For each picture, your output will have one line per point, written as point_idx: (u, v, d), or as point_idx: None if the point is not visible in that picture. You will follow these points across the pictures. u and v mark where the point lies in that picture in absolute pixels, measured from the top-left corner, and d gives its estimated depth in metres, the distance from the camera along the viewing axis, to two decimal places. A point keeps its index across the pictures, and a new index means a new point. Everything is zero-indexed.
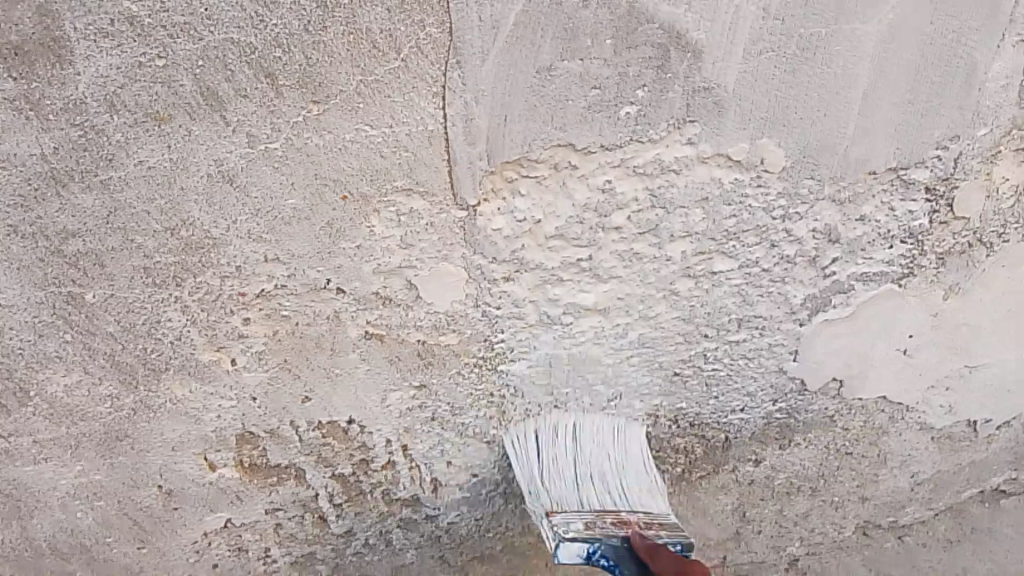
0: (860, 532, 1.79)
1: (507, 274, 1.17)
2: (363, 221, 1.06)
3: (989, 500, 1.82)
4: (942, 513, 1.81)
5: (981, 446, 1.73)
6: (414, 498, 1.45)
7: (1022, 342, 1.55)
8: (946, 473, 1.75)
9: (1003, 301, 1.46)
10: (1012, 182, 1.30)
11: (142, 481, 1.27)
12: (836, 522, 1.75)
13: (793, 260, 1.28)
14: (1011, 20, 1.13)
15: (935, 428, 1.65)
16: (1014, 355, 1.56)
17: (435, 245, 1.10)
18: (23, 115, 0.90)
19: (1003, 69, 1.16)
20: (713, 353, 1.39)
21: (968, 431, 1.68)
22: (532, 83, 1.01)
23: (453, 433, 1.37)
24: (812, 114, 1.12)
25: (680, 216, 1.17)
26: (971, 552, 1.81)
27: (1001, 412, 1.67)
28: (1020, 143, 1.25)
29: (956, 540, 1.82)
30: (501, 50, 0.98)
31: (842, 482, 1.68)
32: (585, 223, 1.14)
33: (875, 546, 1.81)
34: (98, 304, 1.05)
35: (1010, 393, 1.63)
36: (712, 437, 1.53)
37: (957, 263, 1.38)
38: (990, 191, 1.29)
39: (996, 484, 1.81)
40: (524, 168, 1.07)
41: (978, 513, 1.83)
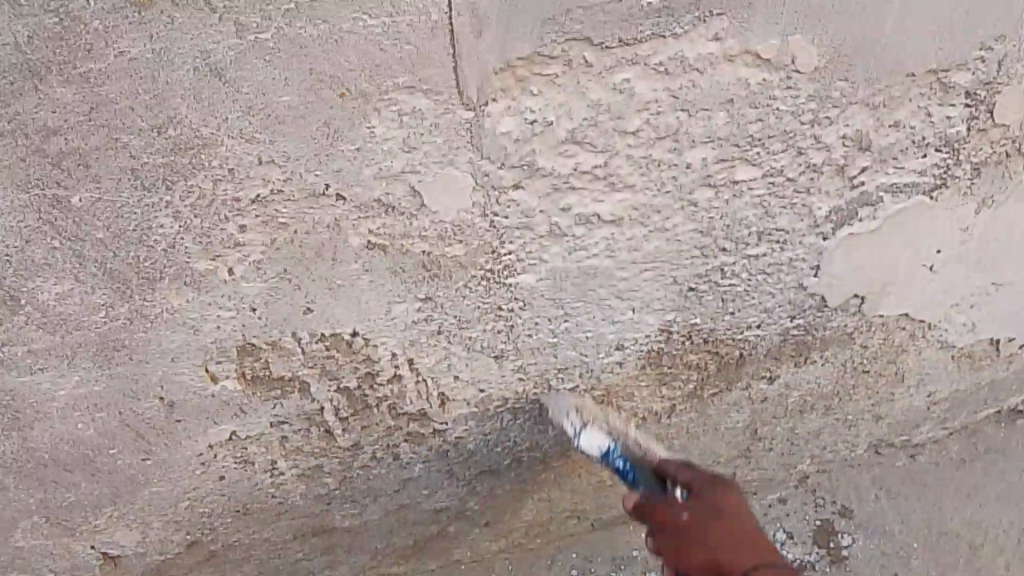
0: (872, 451, 1.80)
1: (517, 182, 1.11)
2: (363, 122, 0.99)
3: (1005, 420, 1.85)
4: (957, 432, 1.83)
5: (1002, 365, 1.70)
6: (421, 412, 1.42)
7: None
8: (963, 390, 1.72)
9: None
10: None
11: (142, 392, 1.24)
12: (848, 440, 1.75)
13: (821, 169, 1.21)
14: None
15: (956, 345, 1.60)
16: None
17: (440, 148, 1.04)
18: None
19: None
20: (732, 269, 1.33)
21: (989, 349, 1.64)
22: None
23: (461, 348, 1.33)
24: (848, 9, 1.05)
25: (702, 119, 1.10)
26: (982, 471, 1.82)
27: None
28: None
29: (969, 459, 1.82)
30: None
31: (856, 400, 1.66)
32: (600, 126, 1.07)
33: (886, 465, 1.82)
34: (86, 208, 1.00)
35: None
36: (727, 354, 1.50)
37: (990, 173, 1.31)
38: None
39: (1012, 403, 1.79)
40: (536, 66, 0.99)
41: (992, 433, 1.85)
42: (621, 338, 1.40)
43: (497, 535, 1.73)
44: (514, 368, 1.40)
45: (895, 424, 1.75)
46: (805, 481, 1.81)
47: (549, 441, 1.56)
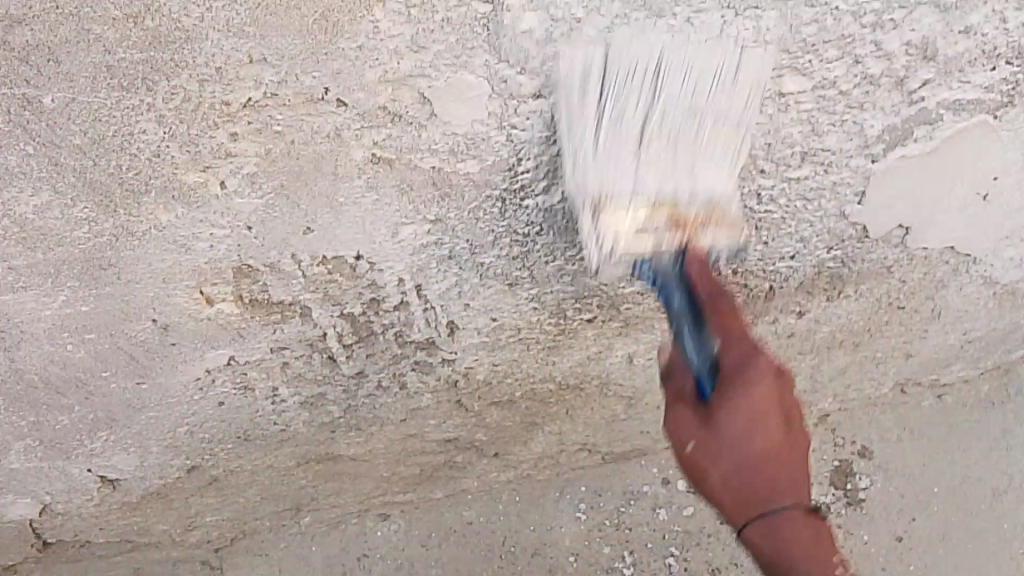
0: (898, 389, 1.71)
1: (538, 90, 1.00)
2: (366, 14, 0.87)
3: None
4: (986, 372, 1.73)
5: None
6: (430, 341, 1.35)
7: None
8: (1003, 330, 1.62)
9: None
10: None
11: (133, 314, 1.17)
12: (875, 378, 1.66)
13: (877, 81, 1.09)
14: None
15: (1002, 281, 1.50)
16: None
17: (452, 49, 0.93)
18: None
19: None
20: (768, 195, 1.23)
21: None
22: None
23: (473, 275, 1.24)
24: None
25: (750, 19, 0.99)
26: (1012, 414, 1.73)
27: None
28: None
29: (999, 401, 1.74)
30: None
31: (889, 337, 1.57)
32: (635, 23, 0.97)
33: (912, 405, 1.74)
34: (59, 111, 0.90)
35: None
36: (757, 286, 1.40)
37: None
38: None
39: None
40: None
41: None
42: (645, 268, 1.30)
43: (507, 467, 1.67)
44: (530, 296, 1.31)
45: (926, 363, 1.66)
46: (824, 419, 1.72)
47: (563, 373, 1.48)
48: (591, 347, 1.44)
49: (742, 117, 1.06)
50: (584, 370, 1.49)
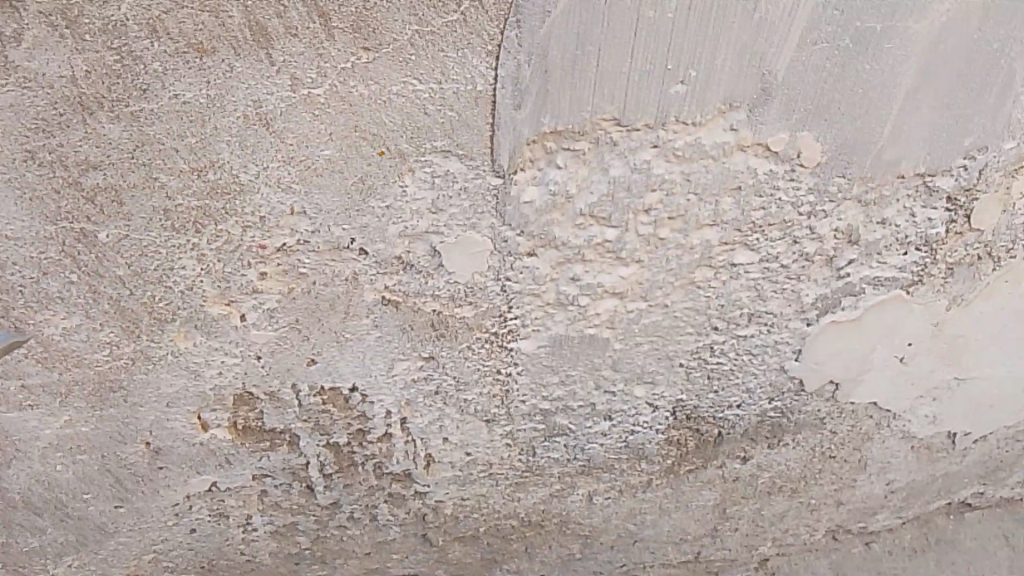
0: (829, 535, 1.79)
1: (532, 249, 1.14)
2: (396, 179, 1.01)
3: (954, 512, 1.82)
4: (909, 521, 1.80)
5: (962, 462, 1.73)
6: (406, 473, 1.41)
7: (1013, 357, 1.56)
8: (919, 483, 1.74)
9: (1001, 311, 1.47)
10: None
11: (130, 437, 1.21)
12: (809, 525, 1.75)
13: (812, 258, 1.29)
14: None
15: (917, 437, 1.65)
16: (1003, 369, 1.58)
17: (466, 211, 1.07)
18: (57, 31, 0.85)
19: None
20: (720, 348, 1.40)
21: (946, 442, 1.68)
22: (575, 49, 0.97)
23: (455, 410, 1.34)
24: (854, 111, 1.11)
25: (710, 203, 1.16)
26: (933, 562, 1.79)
27: (981, 426, 1.67)
28: None
29: (921, 549, 1.80)
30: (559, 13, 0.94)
31: (822, 486, 1.69)
32: (616, 203, 1.12)
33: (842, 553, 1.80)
34: (111, 246, 0.99)
35: (998, 407, 1.64)
36: (706, 431, 1.54)
37: (963, 272, 1.39)
38: (1007, 205, 1.30)
39: (964, 497, 1.80)
40: (566, 139, 1.04)
41: (942, 525, 1.82)
42: (610, 408, 1.44)
43: None
44: (504, 433, 1.41)
45: (856, 509, 1.75)
46: (764, 563, 1.79)
47: (526, 510, 1.56)
48: (554, 484, 1.53)
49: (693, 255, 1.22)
50: (545, 508, 1.56)
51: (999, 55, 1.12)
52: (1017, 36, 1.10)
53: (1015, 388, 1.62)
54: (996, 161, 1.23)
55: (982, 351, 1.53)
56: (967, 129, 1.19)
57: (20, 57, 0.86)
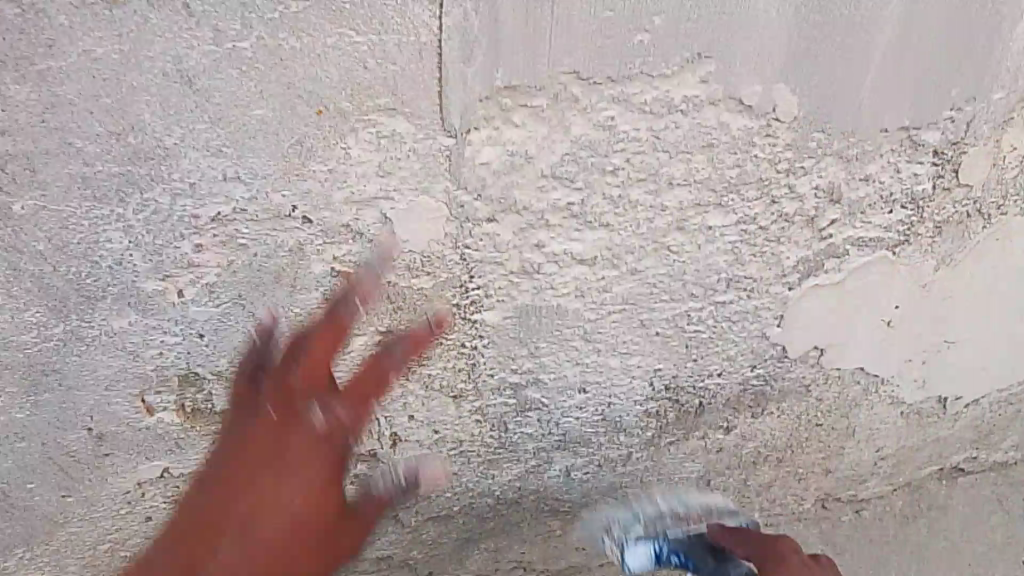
0: (818, 504, 1.75)
1: (491, 215, 1.07)
2: (339, 141, 0.93)
3: (946, 477, 1.77)
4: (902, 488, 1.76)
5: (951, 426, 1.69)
6: (371, 452, 1.36)
7: (1004, 318, 1.50)
8: (911, 449, 1.70)
9: (991, 270, 1.41)
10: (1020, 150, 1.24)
11: (71, 422, 1.14)
12: (797, 493, 1.71)
13: (792, 219, 1.22)
14: None
15: (905, 403, 1.60)
16: (993, 331, 1.52)
17: (416, 175, 0.99)
18: None
19: None
20: (698, 316, 1.33)
21: (937, 408, 1.63)
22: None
23: (418, 384, 1.28)
24: (833, 62, 1.03)
25: (682, 162, 1.08)
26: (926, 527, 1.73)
27: (970, 390, 1.61)
28: None
29: (912, 515, 1.75)
30: None
31: (808, 453, 1.65)
32: (580, 163, 1.04)
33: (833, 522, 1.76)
34: (28, 218, 0.91)
35: (987, 370, 1.58)
36: (686, 402, 1.48)
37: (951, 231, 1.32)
38: (996, 159, 1.24)
39: (956, 462, 1.76)
40: (522, 95, 0.96)
41: (934, 489, 1.77)
42: (584, 381, 1.37)
43: None
44: (472, 408, 1.35)
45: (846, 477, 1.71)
46: None
47: (501, 487, 1.50)
48: (528, 461, 1.47)
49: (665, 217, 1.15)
50: (521, 484, 1.51)
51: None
52: None
53: (1004, 350, 1.56)
54: (984, 111, 1.16)
55: (970, 314, 1.47)
56: (952, 78, 1.11)
57: None
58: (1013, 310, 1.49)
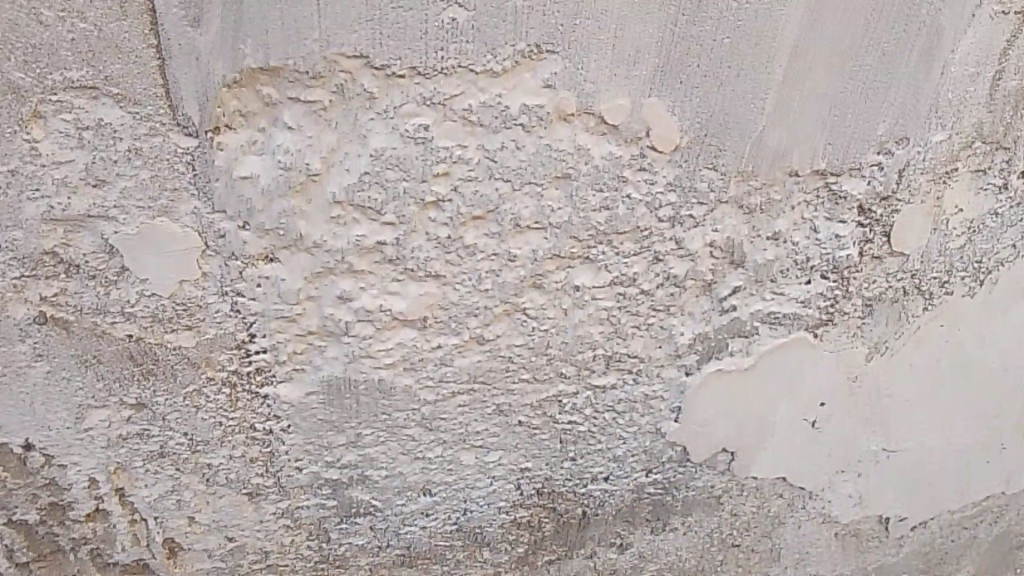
0: None
1: (269, 252, 0.80)
2: (17, 130, 0.68)
3: None
4: None
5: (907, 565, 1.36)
6: (143, 564, 1.03)
7: (957, 426, 1.23)
8: None
9: (934, 356, 1.15)
10: (964, 216, 1.02)
11: None
12: None
13: (682, 283, 0.96)
14: None
15: (840, 523, 1.29)
16: (945, 442, 1.24)
17: (147, 186, 0.73)
18: None
19: (972, 50, 0.88)
20: (571, 403, 1.05)
21: (880, 529, 1.31)
22: None
23: (194, 475, 0.96)
24: (719, 71, 0.80)
25: (531, 198, 0.83)
26: None
27: (922, 515, 1.31)
28: (981, 161, 0.97)
29: None
30: None
31: None
32: (388, 188, 0.78)
33: None
34: None
35: (942, 491, 1.29)
36: (566, 511, 1.18)
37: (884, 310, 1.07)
38: (937, 224, 1.01)
39: None
40: (293, 86, 0.72)
41: None
42: (427, 480, 1.08)
43: None
44: (280, 510, 1.04)
45: None
46: None
47: None
48: None
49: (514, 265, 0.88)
50: None
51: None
52: None
53: (961, 467, 1.27)
54: (915, 157, 0.94)
55: (912, 412, 1.20)
56: (875, 108, 0.88)
57: None
58: (966, 412, 1.22)
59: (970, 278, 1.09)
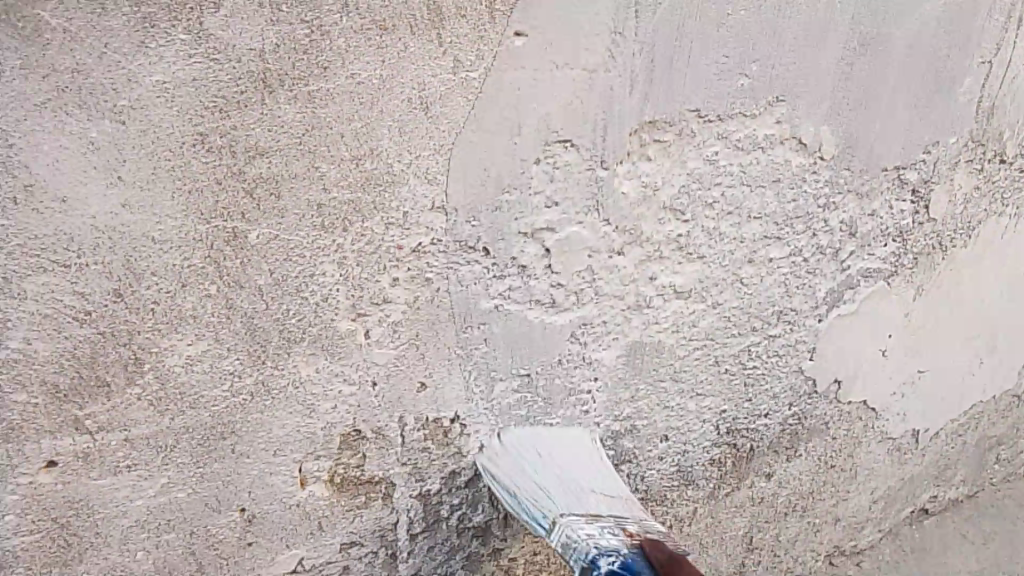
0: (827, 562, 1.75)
1: (621, 247, 1.18)
2: (525, 171, 1.05)
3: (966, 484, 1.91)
4: (923, 514, 1.86)
5: (930, 475, 1.80)
6: (486, 525, 1.31)
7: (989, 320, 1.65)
8: (926, 470, 1.79)
9: (959, 293, 1.57)
10: (983, 176, 1.48)
11: (225, 503, 1.06)
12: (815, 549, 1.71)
13: (825, 251, 1.36)
14: (978, 42, 1.32)
15: (893, 439, 1.67)
16: (968, 338, 1.64)
17: (575, 206, 1.11)
18: (256, 1, 0.82)
19: (971, 85, 1.35)
20: (755, 351, 1.40)
21: (912, 441, 1.70)
22: (671, 41, 1.07)
23: (536, 438, 1.29)
24: (854, 110, 1.26)
25: (758, 196, 1.25)
26: (948, 527, 1.88)
27: (933, 418, 1.71)
28: (973, 153, 1.43)
29: (941, 526, 1.87)
30: (669, 3, 1.04)
31: (848, 505, 1.69)
32: (692, 196, 1.19)
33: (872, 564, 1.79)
34: (259, 247, 0.92)
35: (947, 397, 1.70)
36: (742, 444, 1.48)
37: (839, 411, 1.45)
38: (973, 169, 1.45)
39: (965, 479, 1.90)
40: (657, 129, 1.12)
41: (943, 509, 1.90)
42: (667, 426, 1.39)
43: None
44: None
45: (875, 520, 1.77)
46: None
47: None
48: None
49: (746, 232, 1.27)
50: None
51: (948, 58, 1.30)
52: (956, 44, 1.30)
53: (964, 377, 1.70)
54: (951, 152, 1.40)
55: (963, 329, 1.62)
56: (929, 126, 1.35)
57: (217, 25, 0.81)
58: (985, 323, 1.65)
59: (992, 217, 1.53)
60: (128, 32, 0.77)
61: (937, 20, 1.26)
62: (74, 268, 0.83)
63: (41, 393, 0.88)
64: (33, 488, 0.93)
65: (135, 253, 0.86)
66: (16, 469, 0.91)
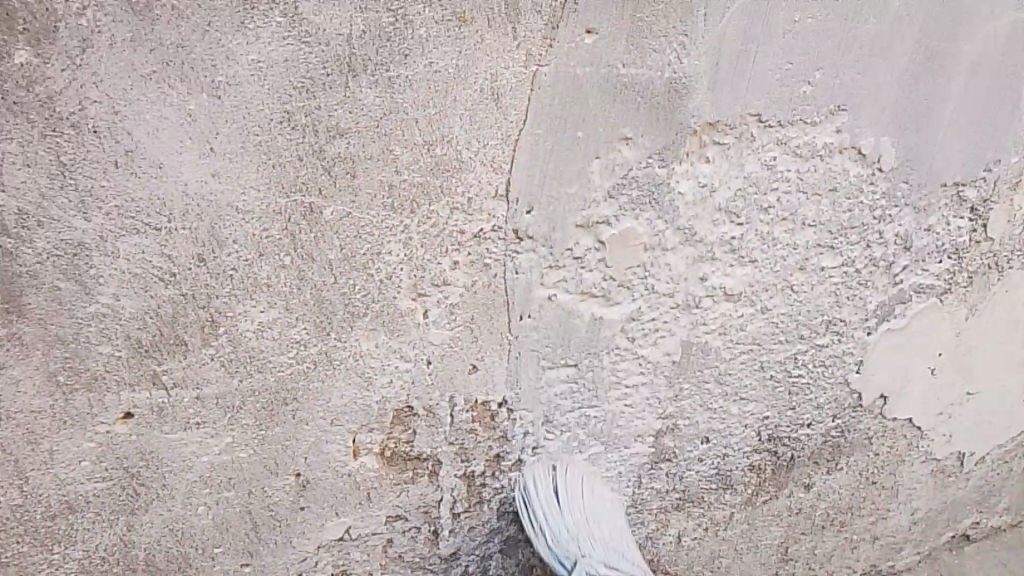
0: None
1: (675, 246, 1.20)
2: (586, 164, 1.08)
3: (1012, 514, 1.87)
4: (963, 540, 1.84)
5: (974, 501, 1.78)
6: None
7: None
8: (970, 495, 1.77)
9: (1015, 317, 1.56)
10: None
11: (281, 466, 1.11)
12: (848, 565, 1.70)
13: (878, 263, 1.37)
14: None
15: (936, 459, 1.66)
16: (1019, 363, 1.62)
17: (632, 203, 1.14)
18: None
19: None
20: (801, 359, 1.40)
21: (956, 463, 1.69)
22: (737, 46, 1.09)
23: (582, 430, 1.31)
24: (915, 124, 1.27)
25: (813, 203, 1.26)
26: (986, 555, 1.85)
27: (977, 442, 1.69)
28: None
29: (979, 554, 1.85)
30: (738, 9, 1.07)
31: (885, 523, 1.69)
32: (747, 199, 1.21)
33: None
34: (332, 223, 0.98)
35: (993, 423, 1.68)
36: (780, 454, 1.48)
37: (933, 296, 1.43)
38: None
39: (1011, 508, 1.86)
40: (718, 131, 1.14)
41: (986, 537, 1.87)
42: (708, 428, 1.40)
43: None
44: (618, 459, 1.36)
45: (914, 540, 1.75)
46: None
47: None
48: (648, 524, 1.45)
49: (799, 239, 1.28)
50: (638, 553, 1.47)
51: (1015, 78, 1.30)
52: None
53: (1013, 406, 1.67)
54: (1012, 173, 1.40)
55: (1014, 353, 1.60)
56: (992, 145, 1.35)
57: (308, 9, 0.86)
58: None
59: None
60: (230, 12, 0.84)
61: (1005, 39, 1.26)
62: (164, 231, 0.91)
63: (124, 345, 0.95)
64: (110, 437, 1.00)
65: (219, 222, 0.93)
66: (96, 417, 0.98)
